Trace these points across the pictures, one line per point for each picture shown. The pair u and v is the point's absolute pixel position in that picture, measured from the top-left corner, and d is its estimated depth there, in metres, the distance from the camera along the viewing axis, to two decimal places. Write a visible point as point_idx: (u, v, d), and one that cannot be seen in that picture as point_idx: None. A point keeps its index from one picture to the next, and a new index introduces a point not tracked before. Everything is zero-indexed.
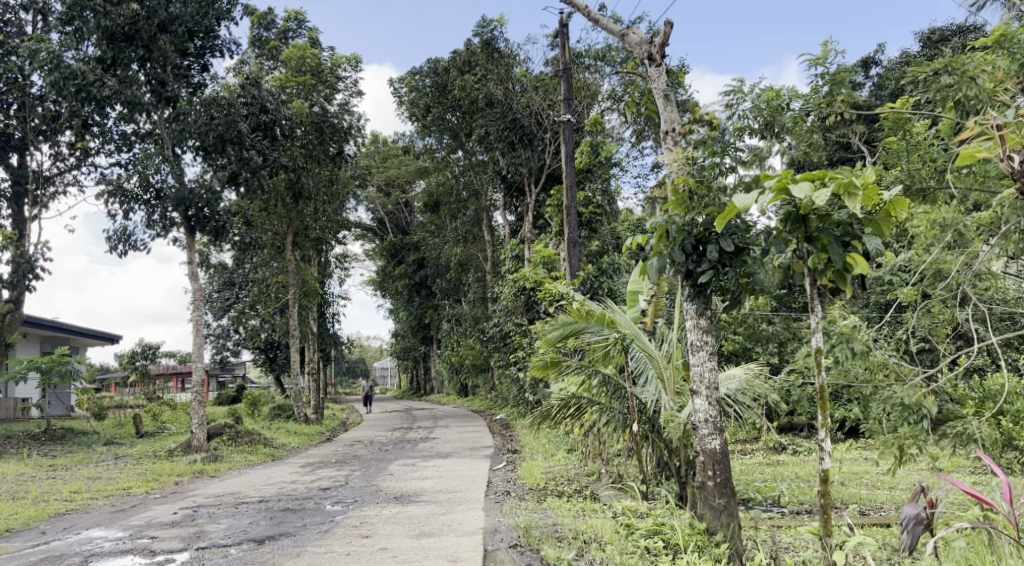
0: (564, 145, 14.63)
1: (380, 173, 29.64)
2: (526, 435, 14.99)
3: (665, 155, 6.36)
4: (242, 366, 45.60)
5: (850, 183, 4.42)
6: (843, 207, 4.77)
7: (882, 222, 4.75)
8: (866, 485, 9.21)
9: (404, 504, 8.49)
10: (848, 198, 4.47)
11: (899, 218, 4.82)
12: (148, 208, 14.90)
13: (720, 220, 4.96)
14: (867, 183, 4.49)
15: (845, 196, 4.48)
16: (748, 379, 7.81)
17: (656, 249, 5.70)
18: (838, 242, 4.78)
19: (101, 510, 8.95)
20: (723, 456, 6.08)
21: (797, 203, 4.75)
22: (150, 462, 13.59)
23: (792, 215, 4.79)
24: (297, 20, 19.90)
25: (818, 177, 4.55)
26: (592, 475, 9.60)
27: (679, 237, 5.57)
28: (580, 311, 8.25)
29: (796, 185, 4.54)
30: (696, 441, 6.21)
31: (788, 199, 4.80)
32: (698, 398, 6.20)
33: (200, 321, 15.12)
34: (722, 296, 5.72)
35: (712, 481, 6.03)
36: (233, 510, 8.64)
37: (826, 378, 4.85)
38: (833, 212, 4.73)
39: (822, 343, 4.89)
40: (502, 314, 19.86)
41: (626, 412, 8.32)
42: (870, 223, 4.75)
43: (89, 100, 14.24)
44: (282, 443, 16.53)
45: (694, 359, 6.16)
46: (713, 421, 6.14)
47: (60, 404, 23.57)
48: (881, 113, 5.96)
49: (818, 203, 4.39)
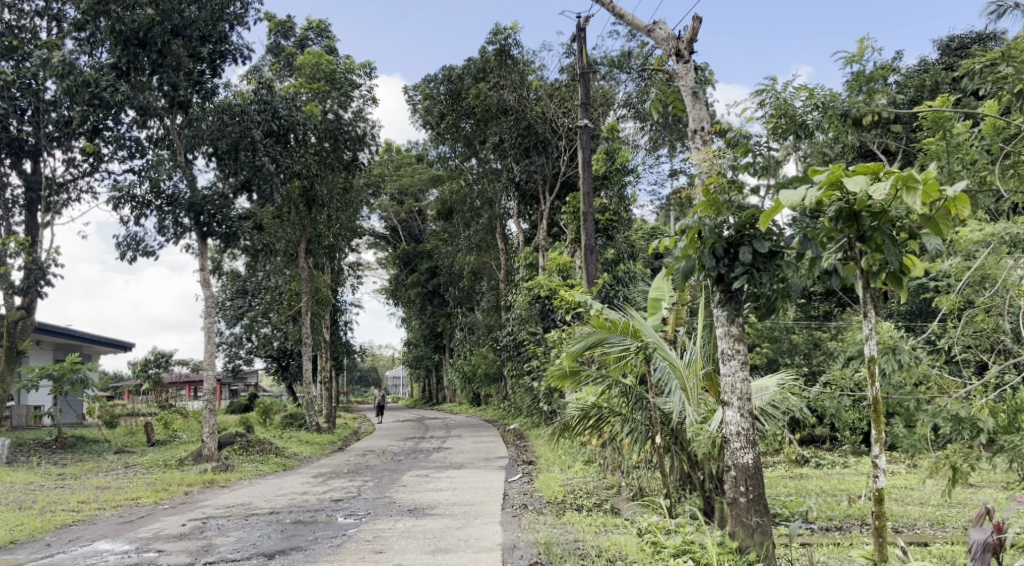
0: (581, 151, 14.37)
1: (393, 181, 29.51)
2: (541, 446, 14.70)
3: (693, 155, 6.16)
4: (255, 374, 45.56)
5: (909, 175, 4.19)
6: (899, 205, 4.53)
7: (941, 221, 4.52)
8: (898, 501, 8.86)
9: (418, 517, 8.24)
10: (907, 193, 4.23)
11: (960, 218, 4.57)
12: (159, 214, 14.78)
13: (763, 218, 4.72)
14: (929, 177, 4.21)
15: (903, 190, 4.24)
16: (780, 392, 7.48)
17: (685, 251, 5.49)
18: (894, 242, 4.54)
19: (109, 521, 8.76)
20: (756, 471, 5.83)
21: (850, 199, 4.52)
22: (160, 472, 13.41)
23: (845, 212, 4.57)
24: (317, 29, 19.78)
25: (872, 170, 4.40)
26: (612, 488, 9.31)
27: (710, 239, 5.36)
28: (602, 320, 7.99)
29: (849, 178, 4.33)
30: (726, 455, 5.96)
31: (838, 195, 4.57)
32: (730, 410, 5.94)
33: (212, 328, 14.95)
34: (755, 303, 5.50)
35: (744, 497, 5.81)
36: (243, 522, 8.43)
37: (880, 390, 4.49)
38: (889, 209, 4.50)
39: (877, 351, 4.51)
40: (517, 323, 19.60)
41: (649, 423, 8.05)
42: (928, 222, 4.53)
43: (102, 106, 14.15)
44: (294, 453, 16.32)
45: (725, 369, 5.90)
46: (745, 434, 5.88)
47: (72, 412, 23.49)
48: (920, 113, 5.53)
49: (876, 197, 4.15)
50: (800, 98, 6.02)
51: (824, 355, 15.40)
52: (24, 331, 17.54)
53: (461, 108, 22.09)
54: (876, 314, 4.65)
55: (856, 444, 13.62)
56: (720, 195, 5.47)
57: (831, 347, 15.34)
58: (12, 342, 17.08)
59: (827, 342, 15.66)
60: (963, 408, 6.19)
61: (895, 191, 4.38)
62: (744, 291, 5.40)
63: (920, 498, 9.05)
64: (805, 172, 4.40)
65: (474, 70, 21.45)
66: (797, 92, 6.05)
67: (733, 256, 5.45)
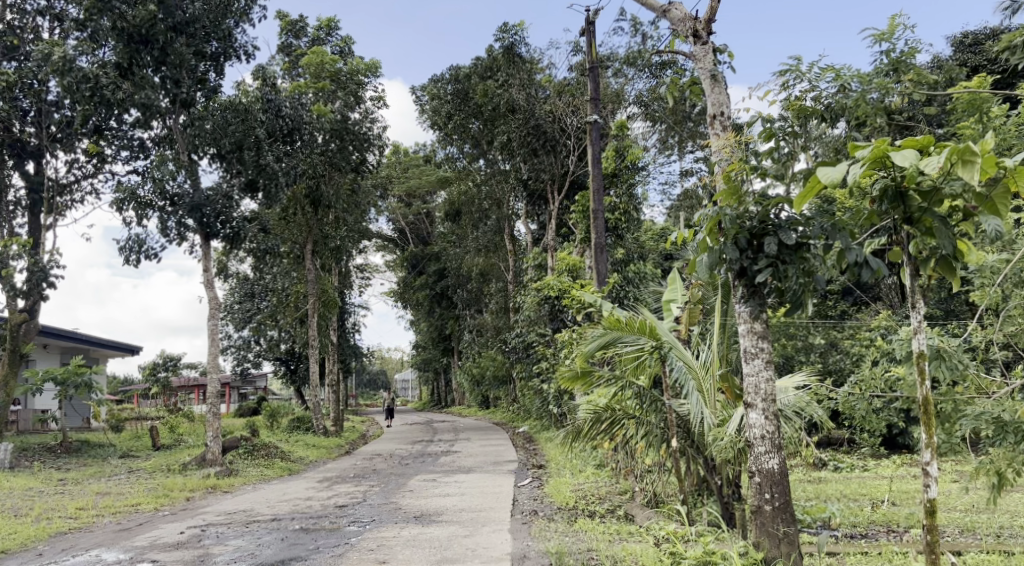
0: (591, 147, 14.01)
1: (400, 183, 29.30)
2: (551, 450, 14.38)
3: (713, 142, 5.86)
4: (264, 377, 45.42)
5: (967, 148, 3.83)
6: (954, 182, 4.19)
7: (998, 200, 4.21)
8: (925, 510, 8.51)
9: (424, 524, 7.93)
10: (963, 167, 3.88)
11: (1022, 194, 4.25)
12: (163, 215, 14.54)
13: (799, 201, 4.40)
14: (987, 149, 3.88)
15: (959, 164, 3.89)
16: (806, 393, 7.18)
17: (707, 243, 5.17)
18: (945, 223, 4.25)
19: (105, 529, 8.50)
20: (781, 478, 5.50)
21: (898, 177, 4.20)
22: (162, 477, 13.16)
23: (891, 191, 4.28)
24: (327, 29, 19.57)
25: (923, 143, 4.02)
26: (625, 494, 8.97)
27: (732, 230, 5.04)
28: (616, 319, 7.73)
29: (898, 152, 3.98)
30: (750, 460, 5.65)
31: (882, 174, 4.29)
32: (754, 412, 5.62)
33: (216, 330, 14.71)
34: (779, 298, 5.19)
35: (770, 505, 5.49)
36: (244, 529, 8.15)
37: (930, 388, 4.36)
38: (942, 186, 4.18)
39: (926, 345, 4.36)
40: (525, 325, 19.25)
41: (665, 426, 7.79)
42: (984, 202, 4.23)
43: (105, 104, 13.93)
44: (300, 457, 16.06)
45: (749, 369, 5.58)
46: (769, 438, 5.56)
47: (78, 416, 23.33)
48: (957, 93, 5.27)
49: (928, 171, 3.81)
50: (825, 80, 5.69)
51: (842, 356, 15.03)
52: (28, 334, 17.36)
53: (469, 108, 21.81)
54: (925, 303, 4.45)
55: (876, 447, 13.24)
56: (742, 182, 5.16)
57: (849, 348, 14.97)
58: (15, 345, 16.89)
59: (843, 343, 15.30)
60: (1003, 408, 5.82)
61: (950, 165, 4.03)
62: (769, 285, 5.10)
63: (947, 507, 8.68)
64: (844, 148, 4.10)
65: (482, 69, 21.20)
66: (824, 72, 5.72)
67: (757, 249, 5.16)
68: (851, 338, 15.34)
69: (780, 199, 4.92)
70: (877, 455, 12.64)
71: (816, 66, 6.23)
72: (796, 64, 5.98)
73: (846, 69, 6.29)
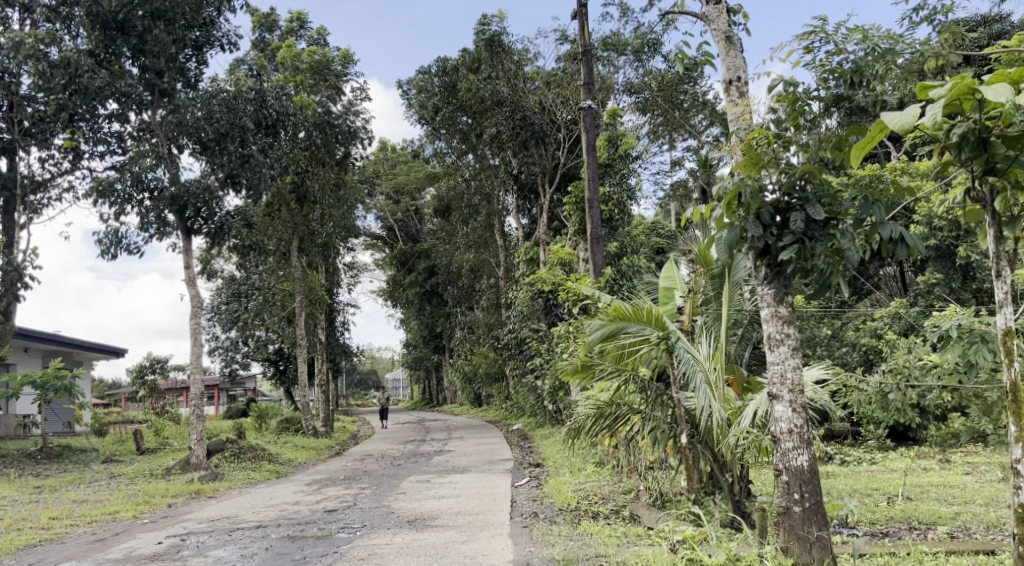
0: (584, 136, 13.53)
1: (388, 180, 28.86)
2: (548, 447, 13.93)
3: (729, 109, 5.57)
4: (252, 379, 44.73)
5: None
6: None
7: None
8: (944, 507, 8.09)
9: (418, 529, 7.46)
10: None
11: None
12: (142, 209, 13.98)
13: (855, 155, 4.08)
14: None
15: None
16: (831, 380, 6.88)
17: (728, 217, 4.85)
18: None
19: (78, 540, 8.01)
20: (811, 476, 5.20)
21: (982, 120, 4.25)
22: (144, 482, 12.66)
23: (972, 137, 4.29)
24: (300, 21, 18.96)
25: (1012, 78, 3.98)
26: (630, 493, 8.49)
27: (756, 203, 4.72)
28: (617, 309, 7.29)
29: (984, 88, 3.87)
30: (776, 457, 5.34)
31: (959, 120, 4.31)
32: (780, 404, 5.31)
33: (199, 329, 14.18)
34: (806, 278, 4.90)
35: (799, 506, 5.19)
36: (226, 538, 7.68)
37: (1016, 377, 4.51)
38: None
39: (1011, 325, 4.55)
40: (518, 320, 18.78)
41: (672, 422, 7.40)
42: None
43: (79, 93, 13.37)
44: (289, 458, 15.57)
45: (774, 357, 5.25)
46: (797, 432, 5.26)
47: (59, 421, 22.70)
48: (995, 53, 4.78)
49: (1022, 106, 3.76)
50: (851, 43, 5.30)
51: (845, 348, 14.64)
52: (4, 338, 16.75)
53: (456, 101, 21.22)
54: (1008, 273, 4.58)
55: (882, 440, 12.84)
56: (764, 150, 4.80)
57: (852, 339, 14.60)
58: None
59: (846, 334, 14.92)
60: None
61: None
62: (796, 262, 4.80)
63: (966, 503, 8.28)
64: (920, 89, 3.97)
65: (469, 61, 20.56)
66: (849, 34, 5.35)
67: (781, 224, 4.88)
68: (854, 328, 14.96)
69: (810, 168, 4.64)
70: (884, 447, 12.27)
71: (843, 25, 5.82)
72: (821, 25, 5.61)
73: (874, 29, 5.84)
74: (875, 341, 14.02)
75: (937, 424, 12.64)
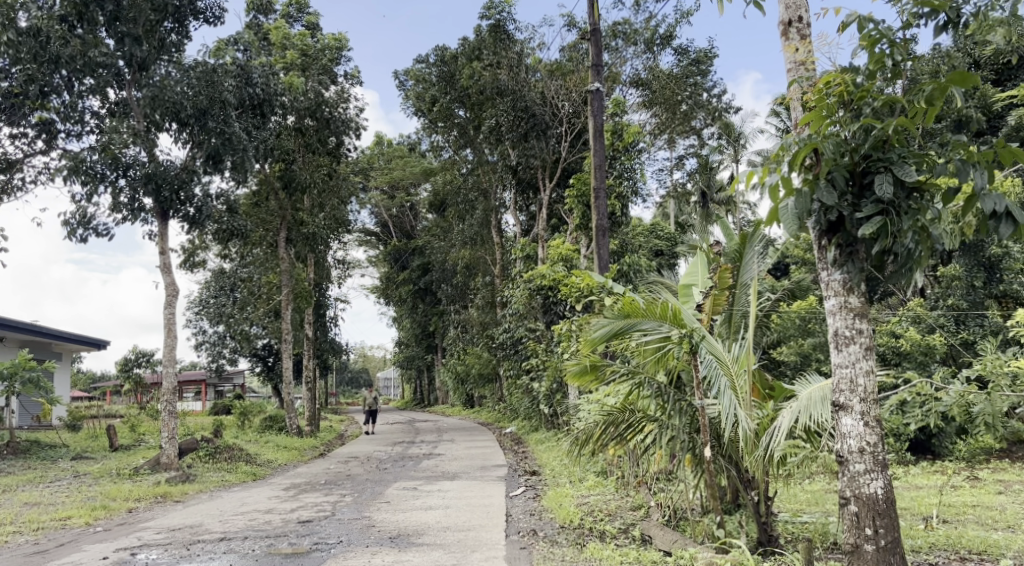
0: (593, 122, 12.58)
1: (383, 174, 27.96)
2: (545, 453, 13.08)
3: (796, 78, 5.30)
4: (241, 374, 43.83)
5: None
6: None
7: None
8: (992, 533, 7.24)
9: (401, 549, 6.59)
10: None
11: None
12: (115, 189, 12.97)
13: None
14: None
15: None
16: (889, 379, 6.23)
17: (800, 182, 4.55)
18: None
19: (18, 551, 7.12)
20: (886, 507, 4.85)
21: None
22: (108, 482, 11.76)
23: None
24: (297, 5, 18.07)
25: None
26: (639, 509, 7.56)
27: (832, 161, 4.48)
28: (632, 303, 6.45)
29: None
30: (844, 483, 4.98)
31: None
32: (849, 416, 4.96)
33: (173, 320, 13.25)
34: (888, 255, 4.62)
35: (871, 544, 4.82)
36: (184, 552, 6.80)
37: None
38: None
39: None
40: (514, 319, 17.91)
41: (694, 431, 6.47)
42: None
43: (50, 62, 12.34)
44: (267, 459, 14.59)
45: (845, 359, 4.94)
46: (869, 453, 4.91)
47: (28, 415, 21.64)
48: None
49: None
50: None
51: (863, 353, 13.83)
52: None
53: (455, 91, 20.36)
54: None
55: (903, 453, 12.00)
56: (835, 102, 4.66)
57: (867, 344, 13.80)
58: None
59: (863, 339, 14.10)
60: None
61: None
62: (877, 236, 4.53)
63: (1011, 529, 7.45)
64: None
65: (468, 49, 19.63)
66: None
67: (858, 191, 4.66)
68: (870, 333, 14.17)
69: (906, 120, 4.38)
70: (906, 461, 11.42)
71: None
72: None
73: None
74: (893, 346, 13.25)
75: (960, 437, 11.87)
